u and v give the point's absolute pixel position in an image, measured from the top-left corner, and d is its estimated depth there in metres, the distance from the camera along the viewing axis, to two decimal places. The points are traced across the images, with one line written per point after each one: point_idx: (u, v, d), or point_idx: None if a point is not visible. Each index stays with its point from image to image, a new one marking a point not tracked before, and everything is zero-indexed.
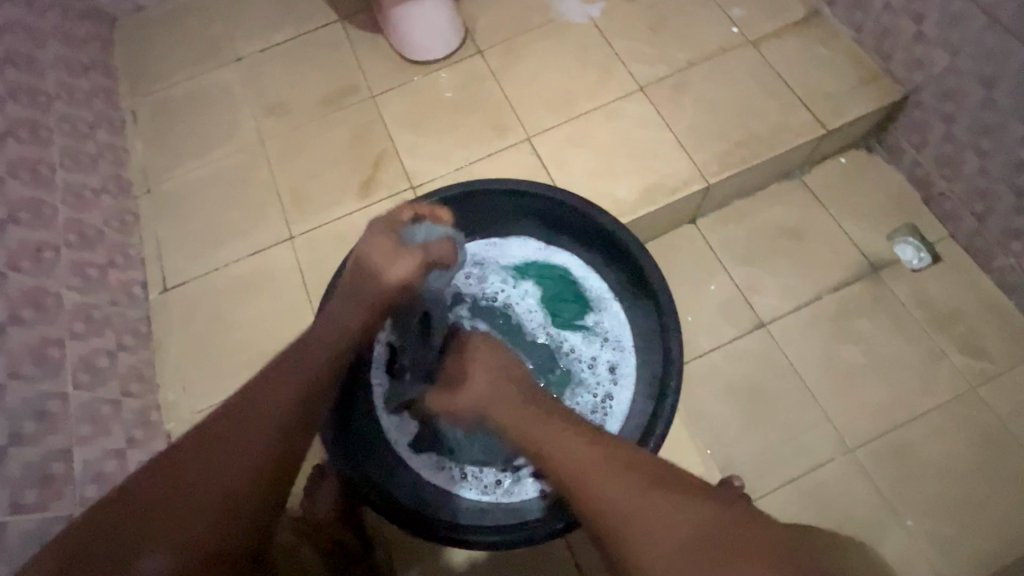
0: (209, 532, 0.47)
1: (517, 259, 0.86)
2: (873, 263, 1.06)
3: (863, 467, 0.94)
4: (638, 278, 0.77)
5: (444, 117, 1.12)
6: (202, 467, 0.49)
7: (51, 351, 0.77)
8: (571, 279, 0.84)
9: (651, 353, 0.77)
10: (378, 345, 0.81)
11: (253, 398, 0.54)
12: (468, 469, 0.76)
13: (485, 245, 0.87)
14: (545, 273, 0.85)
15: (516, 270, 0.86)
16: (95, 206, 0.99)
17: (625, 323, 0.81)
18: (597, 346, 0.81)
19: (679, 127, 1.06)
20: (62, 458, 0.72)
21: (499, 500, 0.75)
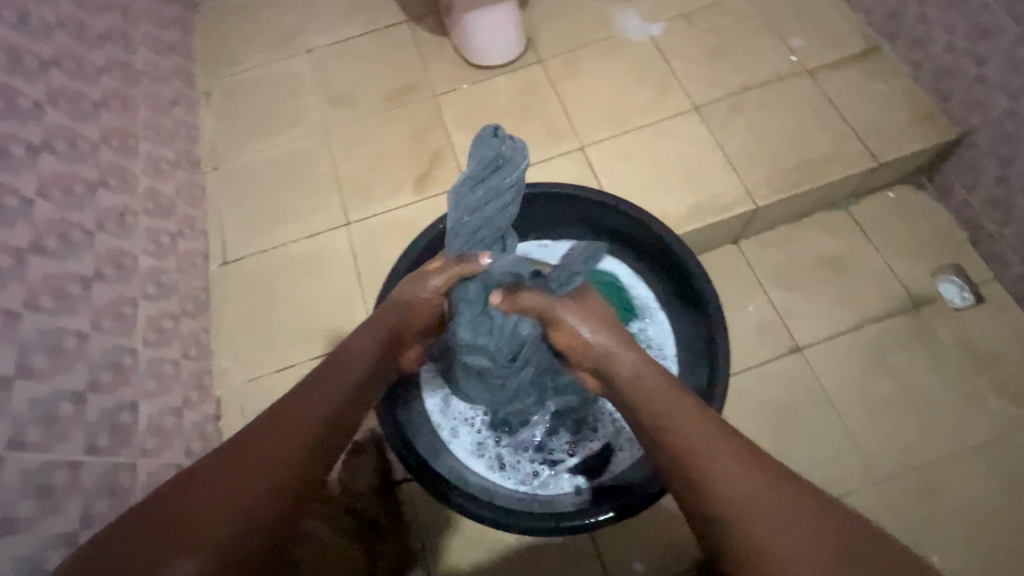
0: (243, 540, 0.44)
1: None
2: (915, 299, 1.07)
3: (891, 500, 0.94)
4: (689, 291, 0.79)
5: (501, 121, 1.16)
6: (249, 460, 0.49)
7: (126, 309, 0.82)
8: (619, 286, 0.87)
9: (693, 364, 0.80)
10: None
11: (292, 404, 0.56)
12: (508, 459, 0.79)
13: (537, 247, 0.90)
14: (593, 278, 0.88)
15: None
16: (170, 178, 1.05)
17: (669, 333, 0.84)
18: None
19: (731, 148, 1.08)
20: (130, 410, 0.77)
21: (536, 491, 0.77)
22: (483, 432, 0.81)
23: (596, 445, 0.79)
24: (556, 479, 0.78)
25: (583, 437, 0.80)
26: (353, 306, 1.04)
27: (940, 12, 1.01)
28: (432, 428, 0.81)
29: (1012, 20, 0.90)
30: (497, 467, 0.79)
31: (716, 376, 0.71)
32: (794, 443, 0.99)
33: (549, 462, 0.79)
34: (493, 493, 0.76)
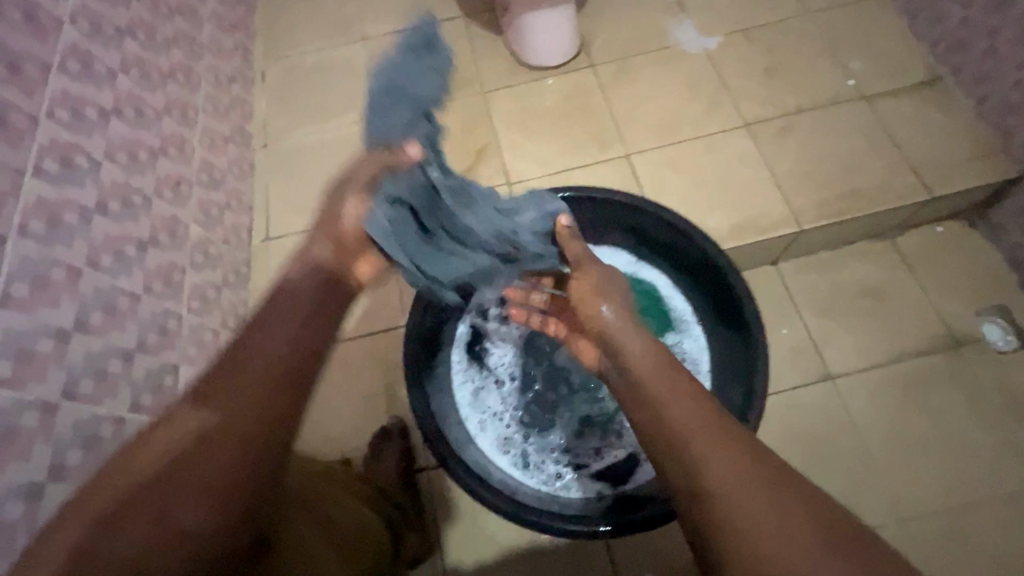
0: (239, 495, 0.46)
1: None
2: (957, 338, 1.04)
3: (916, 541, 0.92)
4: (729, 308, 0.78)
5: (548, 122, 1.17)
6: (212, 426, 0.47)
7: (175, 275, 0.85)
8: (657, 296, 0.86)
9: (727, 381, 0.79)
10: (463, 325, 0.87)
11: (245, 352, 0.52)
12: (532, 458, 0.79)
13: None
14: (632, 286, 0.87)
15: None
16: (223, 152, 1.08)
17: (705, 349, 0.83)
18: None
19: (780, 168, 1.07)
20: (171, 372, 0.79)
21: (557, 493, 0.76)
22: (509, 428, 0.81)
23: (621, 453, 0.78)
24: (577, 483, 0.77)
25: (608, 443, 0.79)
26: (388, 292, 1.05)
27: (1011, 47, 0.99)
28: (459, 418, 0.81)
29: None
30: (519, 464, 0.79)
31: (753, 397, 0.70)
32: (818, 472, 0.97)
33: (572, 464, 0.78)
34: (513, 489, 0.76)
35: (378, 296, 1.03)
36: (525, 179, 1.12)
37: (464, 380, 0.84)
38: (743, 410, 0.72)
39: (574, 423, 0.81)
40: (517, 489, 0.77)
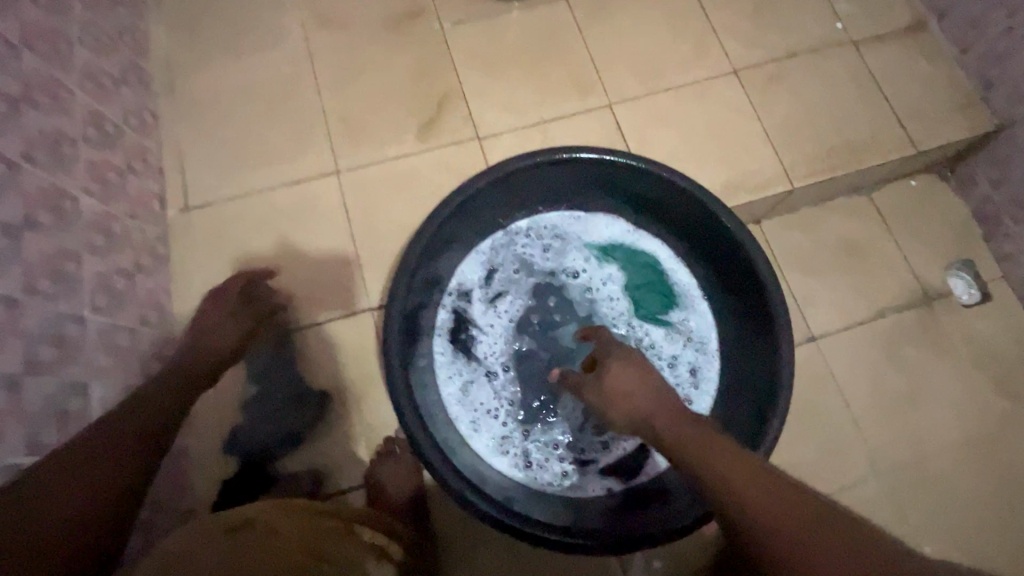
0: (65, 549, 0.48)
1: (602, 239, 0.79)
2: (927, 293, 1.06)
3: (890, 491, 0.96)
4: (741, 282, 0.72)
5: (519, 63, 1.01)
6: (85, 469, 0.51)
7: (68, 266, 0.65)
8: (660, 270, 0.78)
9: (739, 359, 0.73)
10: (444, 311, 0.76)
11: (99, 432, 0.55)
12: (534, 457, 0.71)
13: (569, 218, 0.80)
14: (632, 259, 0.79)
15: (600, 250, 0.79)
16: (114, 99, 0.85)
17: (711, 325, 0.76)
18: (679, 345, 0.76)
19: (771, 120, 1.00)
20: (82, 394, 0.62)
21: (564, 493, 0.70)
22: (506, 425, 0.72)
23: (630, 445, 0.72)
24: (584, 480, 0.70)
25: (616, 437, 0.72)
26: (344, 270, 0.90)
27: None
28: (448, 419, 0.71)
29: None
30: (519, 467, 0.71)
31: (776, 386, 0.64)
32: (802, 434, 0.97)
33: (578, 462, 0.71)
34: (515, 495, 0.69)
35: (334, 274, 0.88)
36: (496, 132, 0.98)
37: (450, 375, 0.73)
38: (762, 398, 0.67)
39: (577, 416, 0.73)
40: (522, 493, 0.69)
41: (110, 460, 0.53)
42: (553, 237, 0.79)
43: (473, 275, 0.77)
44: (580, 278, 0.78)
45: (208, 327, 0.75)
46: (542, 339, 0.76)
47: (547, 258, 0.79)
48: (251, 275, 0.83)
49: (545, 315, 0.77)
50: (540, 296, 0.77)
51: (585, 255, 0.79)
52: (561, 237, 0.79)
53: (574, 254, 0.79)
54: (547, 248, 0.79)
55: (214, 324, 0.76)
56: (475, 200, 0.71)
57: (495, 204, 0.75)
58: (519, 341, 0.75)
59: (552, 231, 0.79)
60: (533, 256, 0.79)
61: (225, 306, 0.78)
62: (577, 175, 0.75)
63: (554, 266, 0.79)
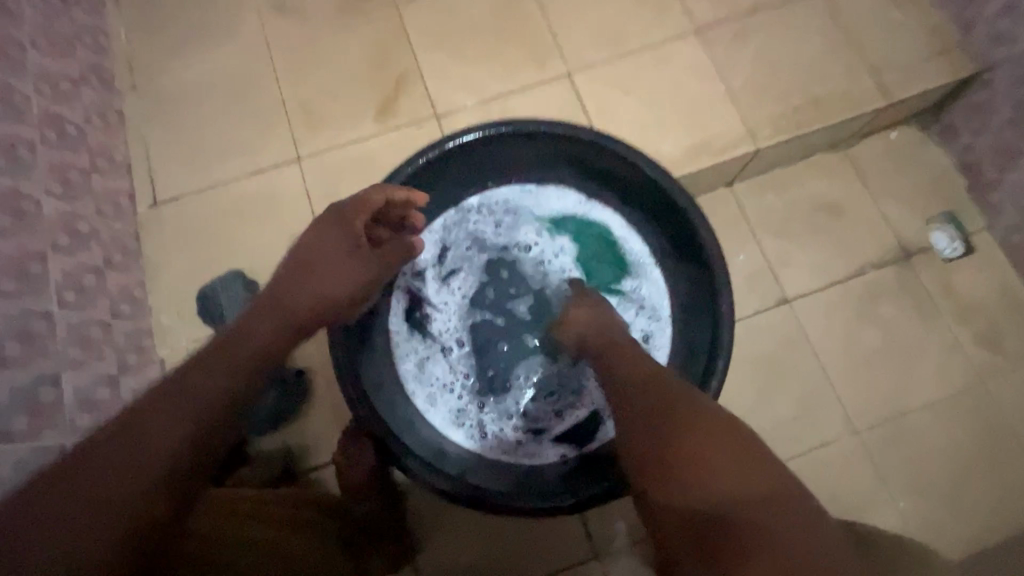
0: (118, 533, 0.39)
1: (553, 212, 0.80)
2: (906, 249, 1.03)
3: (866, 449, 0.95)
4: (686, 248, 0.72)
5: (475, 38, 1.00)
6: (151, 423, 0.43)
7: (32, 266, 0.69)
8: (611, 240, 0.79)
9: (690, 324, 0.74)
10: (398, 290, 0.77)
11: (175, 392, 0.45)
12: (490, 428, 0.73)
13: (520, 191, 0.80)
14: (583, 230, 0.79)
15: (551, 222, 0.80)
16: (74, 100, 0.87)
17: (663, 292, 0.77)
18: (631, 314, 0.77)
19: (735, 79, 0.97)
20: (52, 384, 0.66)
21: (519, 461, 0.72)
22: (461, 399, 0.74)
23: (583, 412, 0.74)
24: (537, 447, 0.73)
25: (569, 403, 0.74)
26: None
27: None
28: (404, 395, 0.74)
29: None
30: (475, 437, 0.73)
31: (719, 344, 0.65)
32: (776, 396, 0.97)
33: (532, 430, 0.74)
34: (470, 462, 0.71)
35: None
36: (454, 111, 0.97)
37: (406, 353, 0.75)
38: (708, 359, 0.68)
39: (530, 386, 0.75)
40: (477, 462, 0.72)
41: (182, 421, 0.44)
42: (504, 211, 0.80)
43: (426, 254, 0.79)
44: (531, 251, 0.79)
45: (331, 266, 0.61)
46: (496, 313, 0.78)
47: (499, 233, 0.80)
48: (392, 195, 0.65)
49: (498, 290, 0.78)
50: (492, 272, 0.79)
51: (536, 229, 0.80)
52: (512, 212, 0.80)
53: (525, 229, 0.80)
54: (499, 223, 0.80)
55: (336, 258, 0.61)
56: (418, 179, 0.72)
57: (441, 182, 0.76)
58: (473, 316, 0.77)
59: (503, 206, 0.80)
60: (484, 232, 0.80)
61: (348, 242, 0.63)
62: (522, 148, 0.75)
63: (507, 242, 0.79)
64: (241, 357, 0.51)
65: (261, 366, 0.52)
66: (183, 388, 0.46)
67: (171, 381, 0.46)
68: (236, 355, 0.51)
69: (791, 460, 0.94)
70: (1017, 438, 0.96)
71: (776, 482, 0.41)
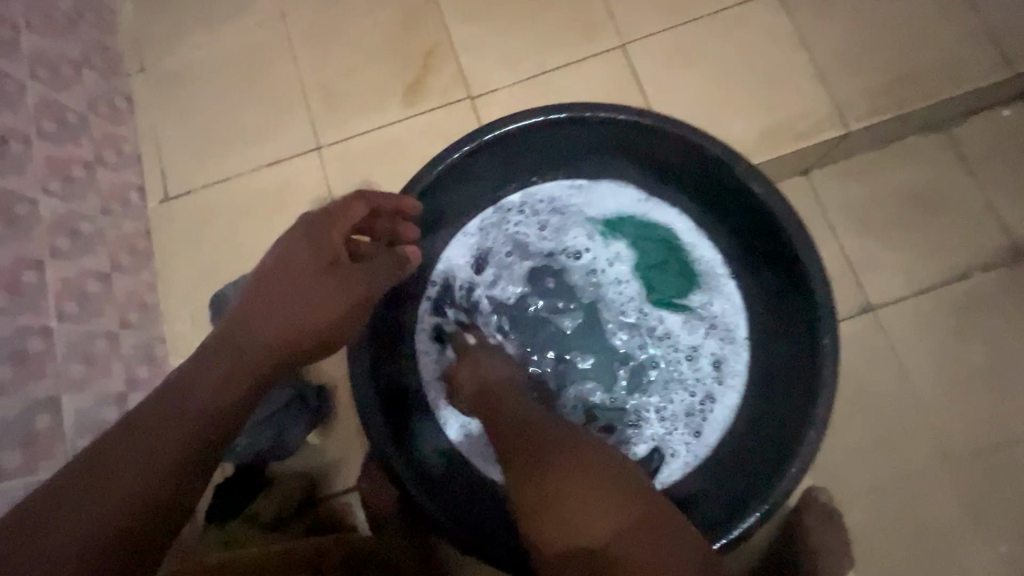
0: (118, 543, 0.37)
1: (608, 212, 0.71)
2: (1018, 249, 0.88)
3: (962, 484, 0.82)
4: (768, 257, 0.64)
5: (514, 5, 0.87)
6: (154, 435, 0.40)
7: (28, 275, 0.62)
8: (675, 245, 0.70)
9: (772, 345, 0.65)
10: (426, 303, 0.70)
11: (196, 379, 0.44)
12: None
13: (569, 187, 0.72)
14: (643, 234, 0.70)
15: (606, 225, 0.71)
16: (76, 85, 0.79)
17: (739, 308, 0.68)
18: (700, 334, 0.68)
19: (822, 48, 0.82)
20: (51, 410, 0.59)
21: None
22: None
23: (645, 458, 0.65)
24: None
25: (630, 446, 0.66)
26: None
27: None
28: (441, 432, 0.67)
29: None
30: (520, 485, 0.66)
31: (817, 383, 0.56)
32: (854, 419, 0.84)
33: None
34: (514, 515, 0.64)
35: None
36: (491, 90, 0.85)
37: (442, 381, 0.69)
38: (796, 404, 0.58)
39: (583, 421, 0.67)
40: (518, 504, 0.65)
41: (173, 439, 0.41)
42: (551, 212, 0.72)
43: (458, 259, 0.71)
44: (583, 259, 0.71)
45: (294, 288, 0.51)
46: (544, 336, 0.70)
47: (545, 237, 0.71)
48: (377, 204, 0.57)
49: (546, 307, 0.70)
50: (538, 282, 0.71)
51: (588, 239, 0.71)
52: (562, 217, 0.71)
53: (577, 237, 0.71)
54: (545, 226, 0.72)
55: (294, 284, 0.50)
56: (456, 174, 0.64)
57: (479, 179, 0.68)
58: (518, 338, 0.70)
59: (550, 210, 0.71)
60: (528, 236, 0.71)
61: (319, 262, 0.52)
62: (575, 138, 0.66)
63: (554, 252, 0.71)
64: (248, 363, 0.47)
65: (261, 373, 0.47)
66: (179, 391, 0.43)
67: (175, 384, 0.44)
68: (244, 357, 0.47)
69: (873, 493, 0.82)
70: None
71: (648, 511, 0.44)
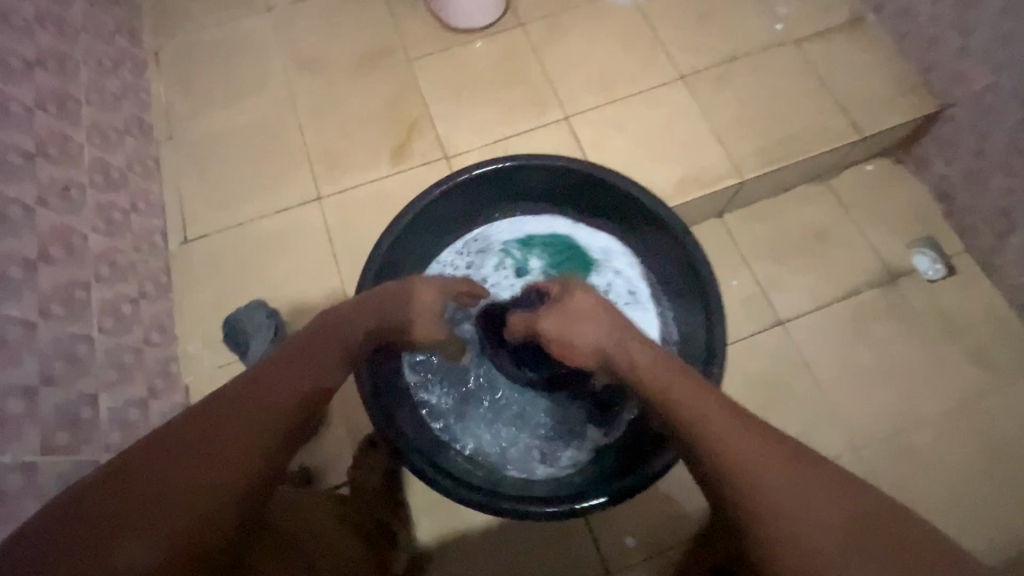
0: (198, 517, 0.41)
1: (520, 233, 0.93)
2: (892, 272, 1.09)
3: (869, 466, 0.97)
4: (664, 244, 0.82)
5: (481, 87, 1.10)
6: (228, 421, 0.46)
7: (78, 293, 0.75)
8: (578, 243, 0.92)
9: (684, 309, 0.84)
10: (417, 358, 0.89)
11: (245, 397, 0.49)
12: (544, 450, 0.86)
13: (497, 225, 0.92)
14: (550, 243, 0.92)
15: (521, 244, 0.92)
16: (119, 148, 0.96)
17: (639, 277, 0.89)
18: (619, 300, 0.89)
19: (719, 119, 1.06)
20: (90, 404, 0.70)
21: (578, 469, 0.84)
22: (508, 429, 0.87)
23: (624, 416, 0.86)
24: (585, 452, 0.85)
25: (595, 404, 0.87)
26: (330, 288, 0.98)
27: None
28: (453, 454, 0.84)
29: None
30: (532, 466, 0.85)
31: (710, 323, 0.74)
32: (775, 416, 1.00)
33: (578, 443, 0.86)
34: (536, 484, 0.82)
35: (317, 296, 0.97)
36: (463, 152, 1.06)
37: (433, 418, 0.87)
38: (702, 320, 0.78)
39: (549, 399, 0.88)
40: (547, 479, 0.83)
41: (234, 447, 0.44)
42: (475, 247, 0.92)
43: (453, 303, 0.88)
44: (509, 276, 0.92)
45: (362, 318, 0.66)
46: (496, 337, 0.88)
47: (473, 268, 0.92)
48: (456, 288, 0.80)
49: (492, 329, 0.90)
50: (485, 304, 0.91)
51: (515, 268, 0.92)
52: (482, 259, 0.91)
53: (501, 266, 0.92)
54: (470, 260, 0.92)
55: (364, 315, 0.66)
56: (393, 254, 0.80)
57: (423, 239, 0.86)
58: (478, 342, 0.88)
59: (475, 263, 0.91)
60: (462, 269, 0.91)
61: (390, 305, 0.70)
62: (476, 194, 0.85)
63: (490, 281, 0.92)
64: (308, 376, 0.55)
65: (318, 389, 0.56)
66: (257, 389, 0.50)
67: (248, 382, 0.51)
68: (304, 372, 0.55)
69: None
70: (1014, 452, 0.98)
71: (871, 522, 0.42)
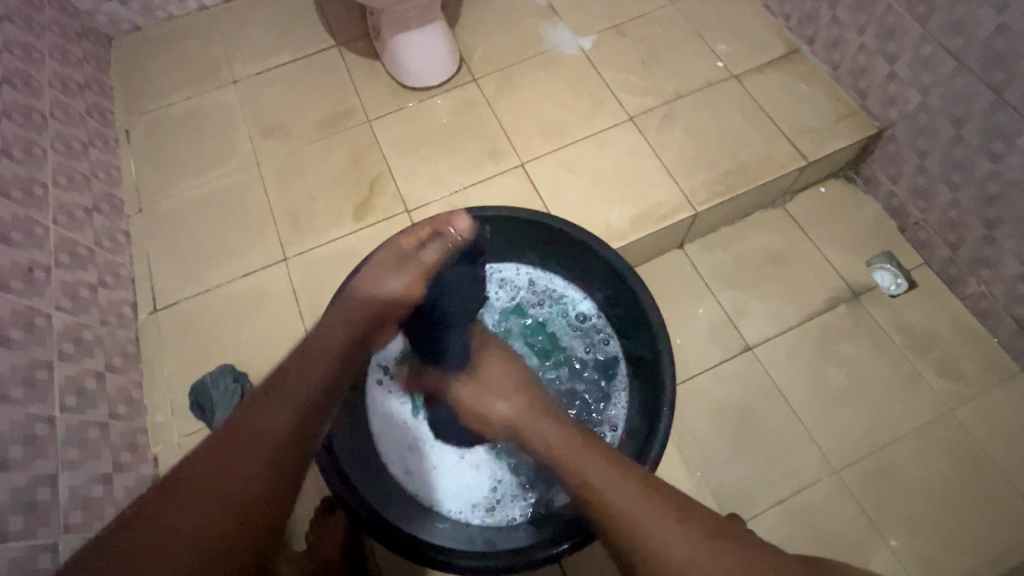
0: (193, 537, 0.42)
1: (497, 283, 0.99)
2: (854, 290, 1.10)
3: (849, 488, 0.97)
4: (574, 248, 0.89)
5: (440, 141, 1.14)
6: (222, 456, 0.47)
7: (40, 373, 0.76)
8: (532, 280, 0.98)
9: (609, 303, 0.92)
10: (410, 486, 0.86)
11: (253, 411, 0.51)
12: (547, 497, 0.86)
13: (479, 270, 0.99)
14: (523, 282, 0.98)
15: (512, 283, 0.98)
16: (88, 226, 0.99)
17: (575, 291, 0.96)
18: (581, 309, 0.96)
19: (669, 154, 1.10)
20: (49, 484, 0.70)
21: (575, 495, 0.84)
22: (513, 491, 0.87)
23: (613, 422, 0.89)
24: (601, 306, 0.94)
25: (533, 286, 0.98)
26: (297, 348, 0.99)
27: (851, 15, 1.06)
28: (569, 390, 0.92)
29: (914, 19, 0.95)
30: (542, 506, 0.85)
31: (638, 294, 0.82)
32: (751, 443, 1.00)
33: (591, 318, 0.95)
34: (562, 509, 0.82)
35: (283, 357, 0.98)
36: (422, 204, 1.09)
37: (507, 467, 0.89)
38: (630, 302, 0.85)
39: (532, 333, 0.96)
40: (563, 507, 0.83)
41: (192, 518, 0.43)
42: None
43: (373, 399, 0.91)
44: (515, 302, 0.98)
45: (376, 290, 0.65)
46: None
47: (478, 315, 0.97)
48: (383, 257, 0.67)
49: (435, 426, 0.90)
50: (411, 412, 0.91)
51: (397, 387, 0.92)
52: (382, 431, 0.89)
53: (499, 297, 0.98)
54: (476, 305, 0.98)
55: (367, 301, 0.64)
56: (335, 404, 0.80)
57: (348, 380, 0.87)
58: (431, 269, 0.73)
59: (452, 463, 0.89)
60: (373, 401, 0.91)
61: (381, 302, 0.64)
62: None
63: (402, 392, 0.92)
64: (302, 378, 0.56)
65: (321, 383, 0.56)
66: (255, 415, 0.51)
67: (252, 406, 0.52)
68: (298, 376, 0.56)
69: (776, 506, 0.96)
70: (996, 466, 0.97)
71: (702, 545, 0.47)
